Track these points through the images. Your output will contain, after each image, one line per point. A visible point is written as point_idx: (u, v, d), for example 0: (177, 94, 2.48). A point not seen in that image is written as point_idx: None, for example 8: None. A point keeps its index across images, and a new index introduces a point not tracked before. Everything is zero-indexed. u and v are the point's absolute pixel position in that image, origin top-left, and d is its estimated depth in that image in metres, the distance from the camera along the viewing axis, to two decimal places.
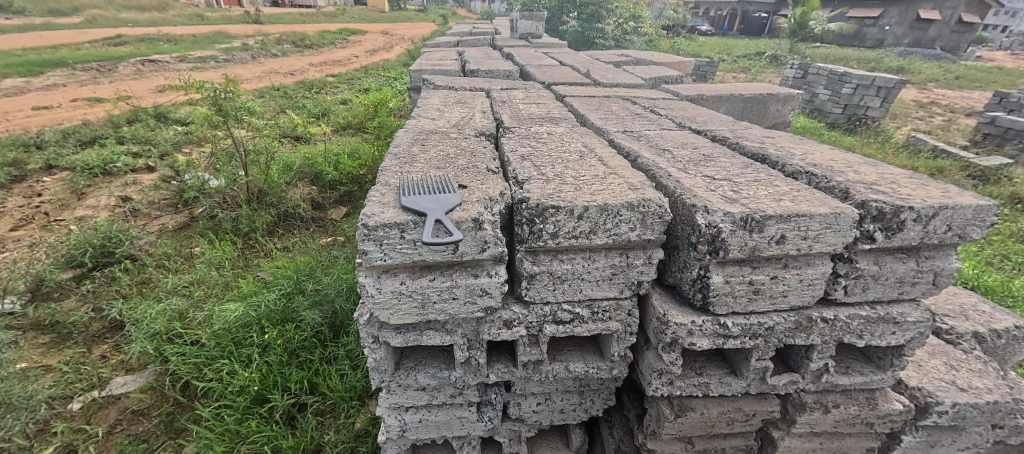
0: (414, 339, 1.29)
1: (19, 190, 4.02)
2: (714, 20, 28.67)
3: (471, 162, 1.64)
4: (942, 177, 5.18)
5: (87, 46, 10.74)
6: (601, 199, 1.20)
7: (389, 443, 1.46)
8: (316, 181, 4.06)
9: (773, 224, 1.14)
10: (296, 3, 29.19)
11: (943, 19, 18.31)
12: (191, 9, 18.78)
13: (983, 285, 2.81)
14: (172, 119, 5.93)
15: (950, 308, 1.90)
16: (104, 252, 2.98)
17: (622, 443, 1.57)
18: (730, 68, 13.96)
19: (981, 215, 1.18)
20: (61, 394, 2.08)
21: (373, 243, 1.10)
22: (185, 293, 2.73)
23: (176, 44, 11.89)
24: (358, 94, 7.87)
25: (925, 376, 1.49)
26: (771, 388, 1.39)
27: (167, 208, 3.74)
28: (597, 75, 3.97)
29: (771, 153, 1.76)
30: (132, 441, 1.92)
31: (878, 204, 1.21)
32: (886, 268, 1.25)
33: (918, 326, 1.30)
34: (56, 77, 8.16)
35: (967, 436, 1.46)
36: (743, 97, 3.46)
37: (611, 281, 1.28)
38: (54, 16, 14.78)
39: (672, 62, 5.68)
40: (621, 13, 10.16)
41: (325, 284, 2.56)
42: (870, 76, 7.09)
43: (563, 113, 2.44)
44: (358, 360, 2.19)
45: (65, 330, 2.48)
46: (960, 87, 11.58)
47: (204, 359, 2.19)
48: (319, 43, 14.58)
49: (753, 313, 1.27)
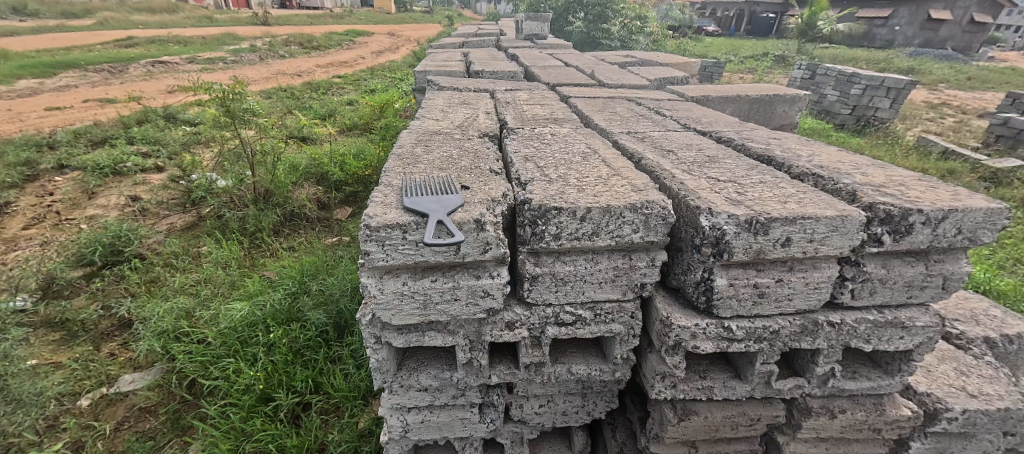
0: (416, 340, 1.29)
1: (32, 189, 4.08)
2: (721, 21, 28.52)
3: (475, 163, 1.64)
4: (953, 180, 5.10)
5: (99, 47, 10.90)
6: (603, 200, 1.19)
7: (391, 443, 1.46)
8: (322, 181, 4.09)
9: (779, 227, 1.13)
10: (305, 5, 29.61)
11: (955, 18, 18.08)
12: (199, 11, 18.99)
13: (995, 289, 2.76)
14: (181, 119, 6.01)
15: (961, 313, 1.87)
16: (113, 251, 3.02)
17: (624, 446, 1.56)
18: (737, 69, 13.85)
19: (992, 218, 1.16)
20: (70, 391, 2.10)
21: (374, 244, 1.09)
22: (192, 292, 2.76)
23: (186, 46, 12.04)
24: (364, 95, 7.90)
25: (934, 382, 1.47)
26: (775, 393, 1.37)
27: (175, 208, 3.77)
28: (602, 76, 3.96)
29: (777, 154, 1.74)
30: (139, 438, 1.94)
31: (886, 206, 1.19)
32: (893, 272, 1.24)
33: (927, 330, 1.27)
34: (68, 78, 8.28)
35: (978, 443, 1.43)
36: (749, 98, 3.42)
37: (614, 284, 1.27)
38: (67, 18, 15.03)
39: (678, 63, 5.65)
40: (627, 14, 10.19)
41: (330, 284, 2.57)
42: (880, 77, 7.01)
43: (567, 114, 2.43)
44: (363, 360, 2.19)
45: (75, 327, 2.51)
46: (972, 87, 11.43)
47: (210, 358, 2.20)
48: (326, 44, 14.69)
49: (757, 317, 1.26)
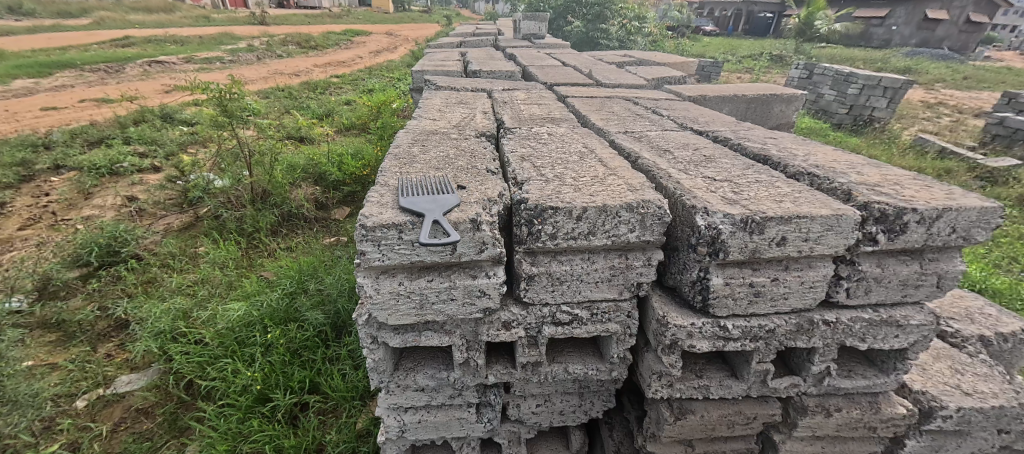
0: (413, 340, 1.29)
1: (28, 190, 4.06)
2: (719, 21, 28.58)
3: (471, 163, 1.63)
4: (950, 179, 5.12)
5: (95, 47, 10.86)
6: (600, 200, 1.19)
7: (388, 443, 1.46)
8: (319, 181, 4.08)
9: (774, 226, 1.13)
10: (302, 5, 29.60)
11: (952, 18, 18.14)
12: (196, 10, 18.89)
13: (990, 288, 2.78)
14: (178, 119, 5.99)
15: (956, 311, 1.88)
16: (110, 252, 3.01)
17: (621, 445, 1.56)
18: (734, 69, 13.87)
19: (986, 217, 1.17)
20: (66, 392, 2.09)
21: (371, 244, 1.09)
22: (189, 292, 2.75)
23: (183, 45, 12.00)
24: (362, 95, 7.88)
25: (929, 380, 1.47)
26: (771, 392, 1.37)
27: (172, 208, 3.77)
28: (600, 75, 3.96)
29: (773, 154, 1.74)
30: (136, 440, 1.93)
31: (881, 205, 1.20)
32: (888, 271, 1.24)
33: (922, 329, 1.28)
34: (65, 78, 8.26)
35: (973, 441, 1.43)
36: (747, 97, 3.43)
37: (610, 283, 1.27)
38: (64, 18, 14.97)
39: (676, 62, 5.66)
40: (626, 14, 10.19)
41: (327, 284, 2.56)
42: (877, 77, 7.05)
43: (565, 114, 2.43)
44: (360, 360, 2.19)
45: (71, 329, 2.50)
46: (968, 87, 11.48)
47: (207, 359, 2.19)
48: (324, 44, 14.66)
49: (753, 316, 1.26)
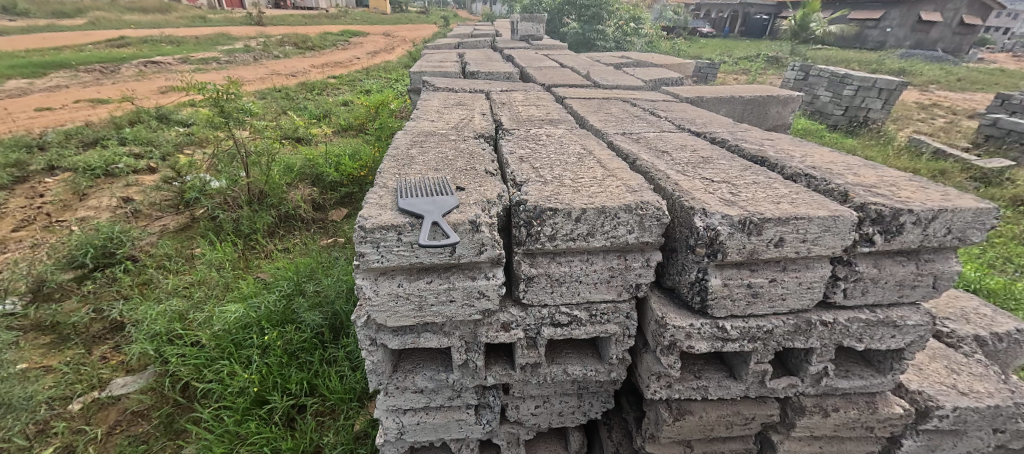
0: (412, 342, 1.28)
1: (21, 191, 4.03)
2: (716, 23, 28.76)
3: (469, 165, 1.63)
4: (944, 180, 5.15)
5: (90, 48, 10.79)
6: (599, 201, 1.20)
7: (387, 445, 1.46)
8: (316, 182, 4.07)
9: (772, 227, 1.14)
10: (301, 6, 29.90)
11: (944, 21, 18.28)
12: (192, 11, 18.83)
13: (985, 288, 2.80)
14: (173, 120, 5.95)
15: (952, 312, 1.89)
16: (106, 253, 3.00)
17: (620, 445, 1.57)
18: (731, 71, 13.91)
19: (981, 217, 1.17)
20: (61, 395, 2.08)
21: (370, 245, 1.09)
22: (185, 294, 2.74)
23: (179, 46, 11.95)
24: (359, 96, 7.85)
25: (925, 379, 1.48)
26: (769, 392, 1.37)
27: (168, 209, 3.75)
28: (596, 76, 3.99)
29: (770, 155, 1.75)
30: (132, 443, 1.92)
31: (877, 207, 1.20)
32: (885, 271, 1.25)
33: (918, 329, 1.29)
34: (59, 78, 8.19)
35: (969, 440, 1.44)
36: (744, 99, 3.44)
37: (609, 284, 1.27)
38: (59, 18, 14.86)
39: (673, 64, 5.69)
40: (621, 15, 10.29)
41: (325, 286, 2.55)
42: (871, 78, 7.12)
43: (563, 115, 2.43)
44: (358, 361, 2.18)
45: (65, 331, 2.48)
46: (962, 89, 11.57)
47: (204, 360, 2.18)
48: (321, 45, 14.62)
49: (751, 317, 1.27)
